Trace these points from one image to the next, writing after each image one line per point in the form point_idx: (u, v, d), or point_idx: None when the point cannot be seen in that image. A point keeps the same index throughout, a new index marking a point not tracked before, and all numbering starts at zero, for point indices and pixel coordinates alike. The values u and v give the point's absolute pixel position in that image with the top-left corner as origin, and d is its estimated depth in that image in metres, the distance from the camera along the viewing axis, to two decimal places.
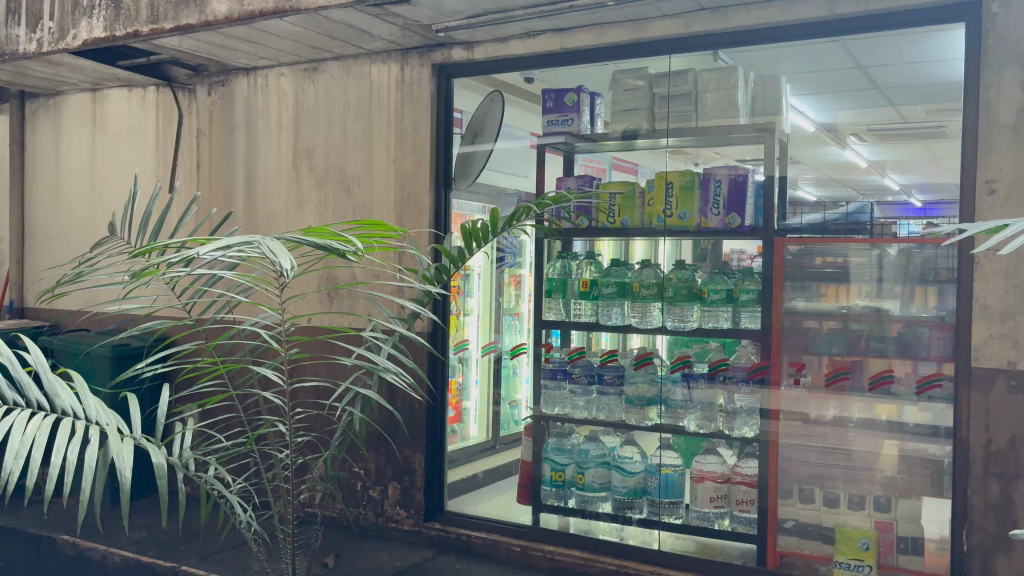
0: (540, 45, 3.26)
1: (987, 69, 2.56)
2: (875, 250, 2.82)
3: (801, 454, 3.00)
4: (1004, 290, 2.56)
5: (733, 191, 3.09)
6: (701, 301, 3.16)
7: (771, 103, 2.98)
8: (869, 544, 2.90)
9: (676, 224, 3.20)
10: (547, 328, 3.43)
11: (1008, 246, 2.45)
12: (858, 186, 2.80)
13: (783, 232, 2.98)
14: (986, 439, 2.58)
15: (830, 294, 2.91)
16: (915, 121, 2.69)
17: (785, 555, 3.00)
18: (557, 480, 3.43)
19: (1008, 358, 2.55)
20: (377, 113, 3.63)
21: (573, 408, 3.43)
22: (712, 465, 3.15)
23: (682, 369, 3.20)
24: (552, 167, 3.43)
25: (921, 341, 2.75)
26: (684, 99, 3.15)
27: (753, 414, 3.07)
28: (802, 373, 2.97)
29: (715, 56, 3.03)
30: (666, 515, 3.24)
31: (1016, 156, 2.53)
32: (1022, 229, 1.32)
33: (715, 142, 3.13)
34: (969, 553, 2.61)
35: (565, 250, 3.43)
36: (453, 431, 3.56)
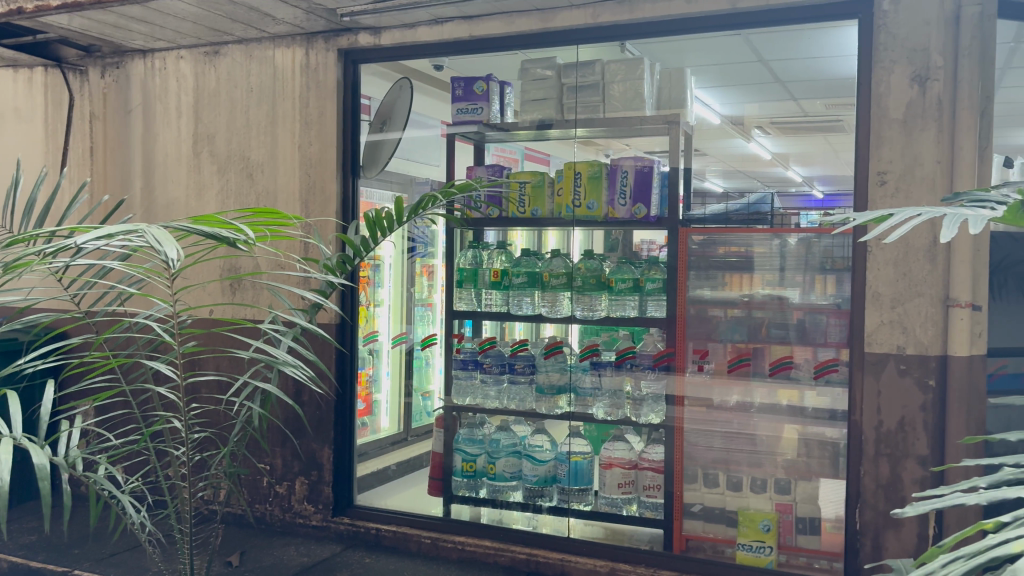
0: (448, 32, 3.24)
1: (879, 65, 2.66)
2: (777, 240, 2.89)
3: (706, 440, 3.07)
4: (894, 278, 2.67)
5: (640, 182, 3.12)
6: (609, 290, 3.20)
7: (676, 96, 3.04)
8: (770, 526, 2.99)
9: (584, 215, 3.23)
10: (460, 318, 3.42)
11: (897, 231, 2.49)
12: (763, 178, 2.86)
13: (687, 223, 3.04)
14: (878, 420, 2.68)
15: (732, 282, 2.98)
16: (816, 115, 2.77)
17: (691, 539, 3.07)
18: (467, 471, 3.43)
19: (897, 343, 2.66)
20: (281, 97, 3.53)
21: (485, 398, 3.42)
22: (620, 452, 3.20)
23: (591, 358, 3.24)
24: (463, 156, 3.40)
25: (819, 328, 2.84)
26: (591, 90, 3.17)
27: (659, 401, 3.12)
28: (705, 359, 3.04)
29: (623, 47, 3.06)
30: (576, 502, 3.26)
31: (905, 148, 2.64)
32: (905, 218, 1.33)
33: (625, 134, 3.15)
34: (861, 531, 2.72)
35: (476, 240, 3.41)
36: (363, 424, 3.50)
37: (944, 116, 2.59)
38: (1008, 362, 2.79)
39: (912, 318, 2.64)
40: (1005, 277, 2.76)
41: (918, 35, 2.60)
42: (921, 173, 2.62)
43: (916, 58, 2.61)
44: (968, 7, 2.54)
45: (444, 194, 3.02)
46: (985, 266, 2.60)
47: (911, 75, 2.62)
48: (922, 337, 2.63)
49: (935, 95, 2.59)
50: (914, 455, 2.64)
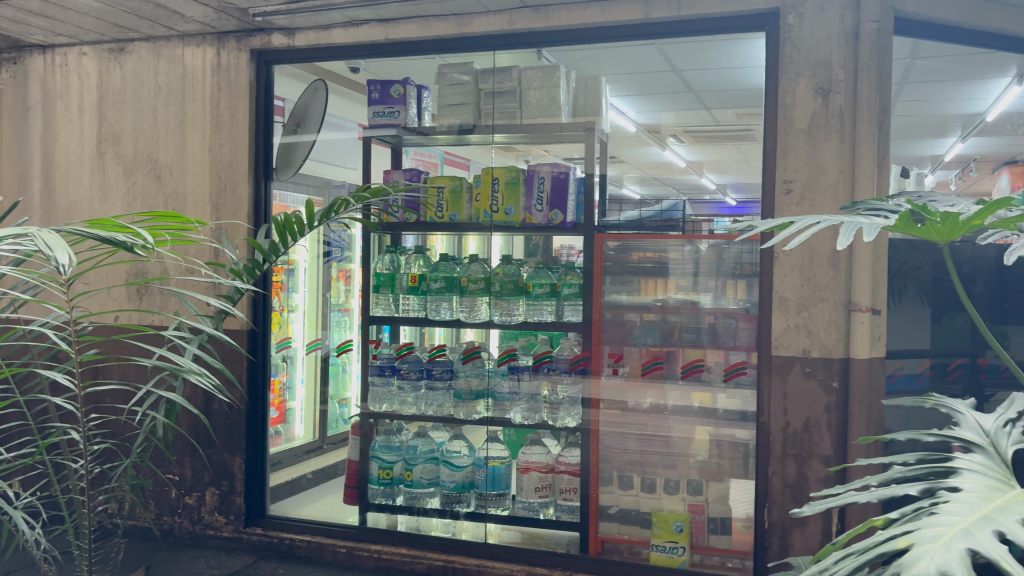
0: (364, 35, 3.22)
1: (784, 77, 2.74)
2: (689, 246, 2.96)
3: (621, 442, 3.11)
4: (799, 283, 2.75)
5: (556, 188, 3.15)
6: (526, 295, 3.21)
7: (591, 103, 3.08)
8: (682, 527, 3.05)
9: (502, 220, 3.23)
10: (377, 324, 3.38)
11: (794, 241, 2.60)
12: (679, 185, 2.91)
13: (602, 229, 3.08)
14: (785, 421, 2.76)
15: (647, 288, 3.03)
16: (727, 124, 2.83)
17: (607, 541, 3.10)
18: (384, 478, 3.40)
19: (802, 346, 2.75)
20: (190, 97, 3.43)
21: (402, 404, 3.40)
22: (537, 456, 3.20)
23: (509, 363, 3.23)
24: (379, 160, 3.38)
25: (730, 331, 2.91)
26: (508, 96, 3.19)
27: (574, 404, 3.14)
28: (620, 363, 3.08)
29: (539, 54, 3.09)
30: (494, 507, 3.25)
31: (810, 157, 2.73)
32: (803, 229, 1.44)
33: (545, 140, 3.17)
34: (769, 529, 2.80)
35: (395, 244, 3.37)
36: (276, 432, 3.43)
37: (845, 128, 2.69)
38: (905, 364, 2.92)
39: (817, 323, 2.73)
40: (903, 284, 2.90)
41: (821, 50, 2.69)
42: (824, 181, 2.71)
43: (819, 71, 2.71)
44: (866, 24, 2.65)
45: (357, 198, 2.98)
46: (883, 272, 2.71)
47: (815, 87, 2.71)
48: (826, 340, 2.72)
49: (836, 107, 2.69)
50: (818, 455, 2.73)
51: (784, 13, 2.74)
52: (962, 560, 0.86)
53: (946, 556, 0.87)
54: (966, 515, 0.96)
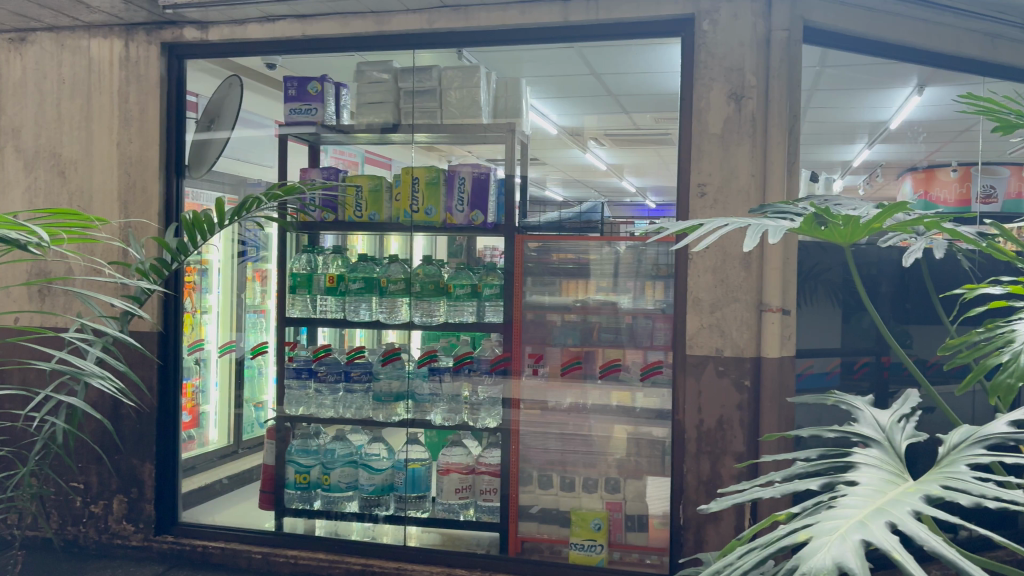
0: (280, 31, 3.16)
1: (699, 82, 2.79)
2: (608, 246, 2.99)
3: (540, 442, 3.13)
4: (712, 284, 2.81)
5: (476, 188, 3.14)
6: (447, 295, 3.20)
7: (511, 104, 3.10)
8: (601, 525, 3.09)
9: (423, 220, 3.21)
10: (294, 325, 3.31)
11: (703, 242, 2.63)
12: (601, 187, 2.97)
13: (523, 230, 3.10)
14: (699, 419, 2.82)
15: (569, 288, 3.05)
16: (645, 128, 2.91)
17: (526, 540, 3.11)
18: (301, 483, 3.34)
19: (715, 345, 2.80)
20: (96, 91, 3.30)
21: (319, 408, 3.34)
22: (458, 457, 3.20)
23: (429, 363, 3.21)
24: (295, 157, 3.35)
25: (646, 331, 2.96)
26: (428, 95, 3.17)
27: (495, 405, 3.15)
28: (540, 363, 3.10)
29: (460, 54, 3.08)
30: (413, 510, 3.22)
31: (723, 162, 2.78)
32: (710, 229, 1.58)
33: (467, 141, 3.17)
34: (684, 526, 2.85)
35: (312, 244, 3.32)
36: (190, 437, 3.38)
37: (757, 133, 2.75)
38: (814, 362, 3.01)
39: (729, 322, 2.79)
40: (814, 285, 2.99)
41: (734, 56, 2.74)
42: (737, 185, 2.76)
43: (732, 77, 2.75)
44: (777, 32, 2.72)
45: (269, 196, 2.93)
46: (792, 274, 2.80)
47: (729, 93, 2.76)
48: (738, 340, 2.78)
49: (749, 112, 2.75)
50: (731, 451, 2.79)
51: (698, 20, 2.77)
52: (855, 550, 0.89)
53: (841, 547, 0.91)
54: (861, 507, 1.00)
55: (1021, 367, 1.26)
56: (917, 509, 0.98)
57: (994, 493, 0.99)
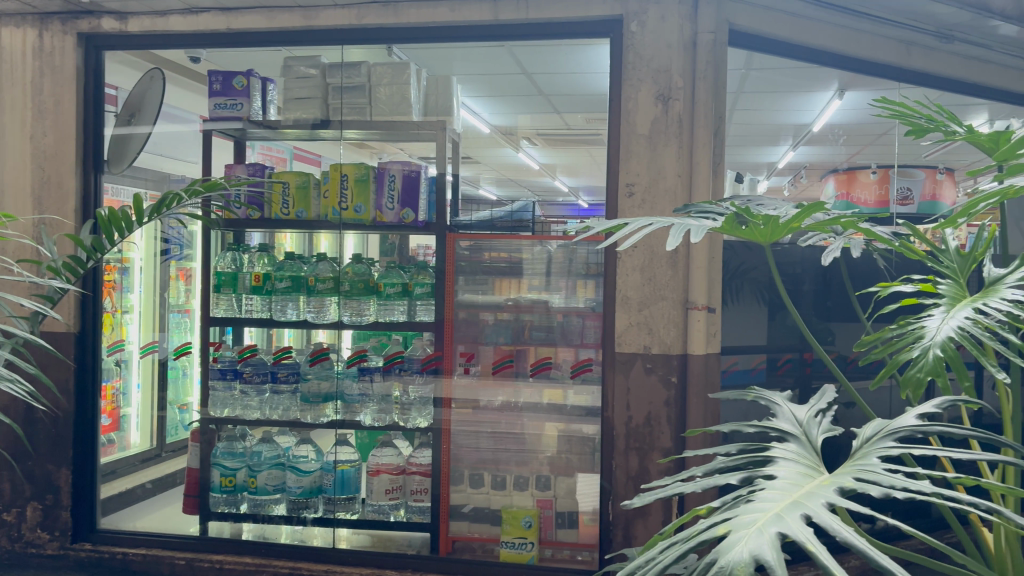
0: (204, 23, 3.09)
1: (628, 82, 2.80)
2: (540, 246, 3.02)
3: (472, 441, 3.13)
4: (640, 283, 2.84)
5: (406, 186, 3.11)
6: (377, 295, 3.16)
7: (442, 103, 3.09)
8: (531, 522, 3.07)
9: (352, 218, 3.16)
10: (219, 325, 3.23)
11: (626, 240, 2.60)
12: (533, 187, 3.04)
13: (454, 228, 3.09)
14: (627, 416, 2.85)
15: (501, 287, 3.06)
16: (578, 128, 2.95)
17: (457, 540, 3.10)
18: (227, 486, 3.26)
19: (643, 343, 2.84)
20: (8, 82, 3.16)
21: (245, 409, 3.27)
22: (388, 458, 3.17)
23: (359, 364, 3.17)
24: (220, 153, 3.28)
25: (576, 330, 3.00)
26: (357, 92, 3.15)
27: (425, 404, 3.13)
28: (471, 362, 3.11)
29: (390, 51, 3.06)
30: (342, 512, 3.19)
31: (650, 163, 2.80)
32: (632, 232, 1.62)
33: (399, 138, 3.16)
34: (614, 522, 2.87)
35: (237, 242, 3.25)
36: (110, 440, 3.26)
37: (683, 134, 2.79)
38: (738, 359, 3.08)
39: (657, 320, 2.82)
40: (740, 284, 3.05)
41: (661, 57, 2.77)
42: (664, 185, 2.79)
43: (659, 78, 2.78)
44: (703, 35, 2.75)
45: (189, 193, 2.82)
46: (717, 273, 2.85)
47: (657, 94, 2.78)
48: (665, 338, 2.82)
49: (675, 113, 2.78)
50: (659, 447, 2.83)
51: (626, 21, 2.79)
52: (772, 544, 0.91)
53: (759, 540, 0.92)
54: (777, 500, 1.02)
55: (928, 362, 1.31)
56: (831, 501, 1.00)
57: (903, 484, 1.02)
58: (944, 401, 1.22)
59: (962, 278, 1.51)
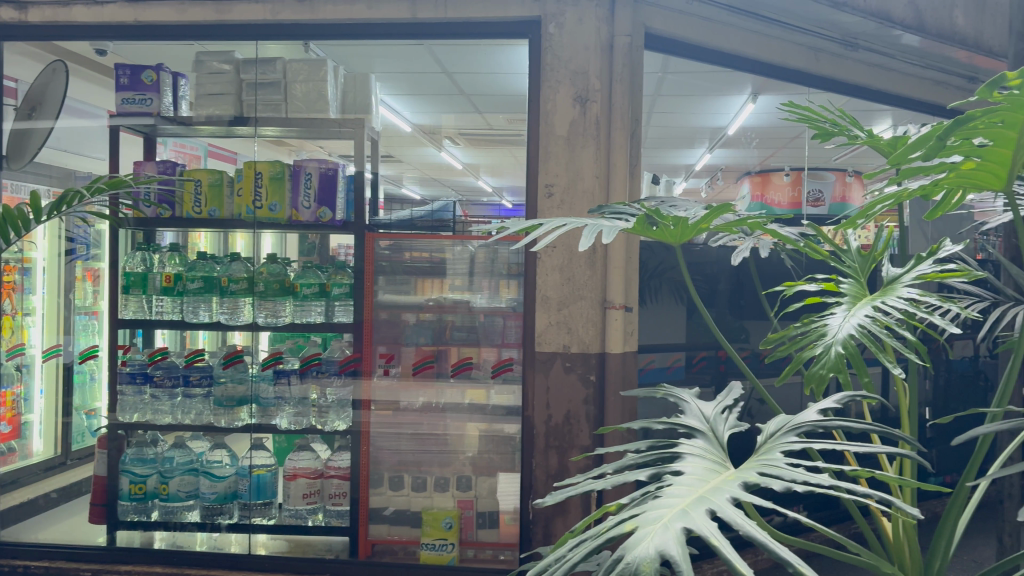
0: (111, 15, 3.00)
1: (545, 84, 2.82)
2: (460, 245, 3.03)
3: (392, 442, 3.11)
4: (559, 282, 2.86)
5: (323, 184, 3.08)
6: (293, 295, 3.10)
7: (360, 100, 3.09)
8: (452, 523, 3.08)
9: (266, 216, 3.09)
10: (129, 328, 3.12)
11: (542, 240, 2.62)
12: (457, 187, 3.04)
13: (373, 228, 3.06)
14: (547, 415, 2.87)
15: (422, 287, 3.05)
16: (500, 128, 2.96)
17: (377, 543, 3.08)
18: (137, 493, 3.14)
19: (563, 342, 2.86)
20: None
21: (156, 414, 3.16)
22: (305, 461, 3.11)
23: (274, 367, 3.11)
24: (128, 149, 3.17)
25: (496, 330, 3.01)
26: (272, 88, 3.08)
27: (344, 407, 3.10)
28: (391, 363, 3.09)
29: (306, 47, 3.01)
30: (258, 517, 3.12)
31: (569, 162, 2.82)
32: (549, 230, 1.63)
33: (318, 136, 3.10)
34: (534, 521, 2.88)
35: (148, 242, 3.15)
36: (11, 448, 3.22)
37: (601, 136, 2.81)
38: (655, 357, 3.15)
39: (576, 319, 2.85)
40: (659, 283, 3.10)
41: (579, 59, 2.79)
42: (582, 186, 2.82)
43: (577, 81, 2.80)
44: (619, 37, 2.78)
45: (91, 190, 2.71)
46: (633, 273, 2.90)
47: (575, 95, 2.81)
48: (584, 336, 2.85)
49: (593, 115, 2.80)
50: (577, 445, 2.85)
51: (544, 22, 2.80)
52: (677, 539, 0.93)
53: (664, 535, 0.94)
54: (684, 496, 1.04)
55: (830, 359, 1.35)
56: (735, 496, 1.03)
57: (803, 478, 1.05)
58: (842, 397, 1.27)
59: (863, 277, 1.56)
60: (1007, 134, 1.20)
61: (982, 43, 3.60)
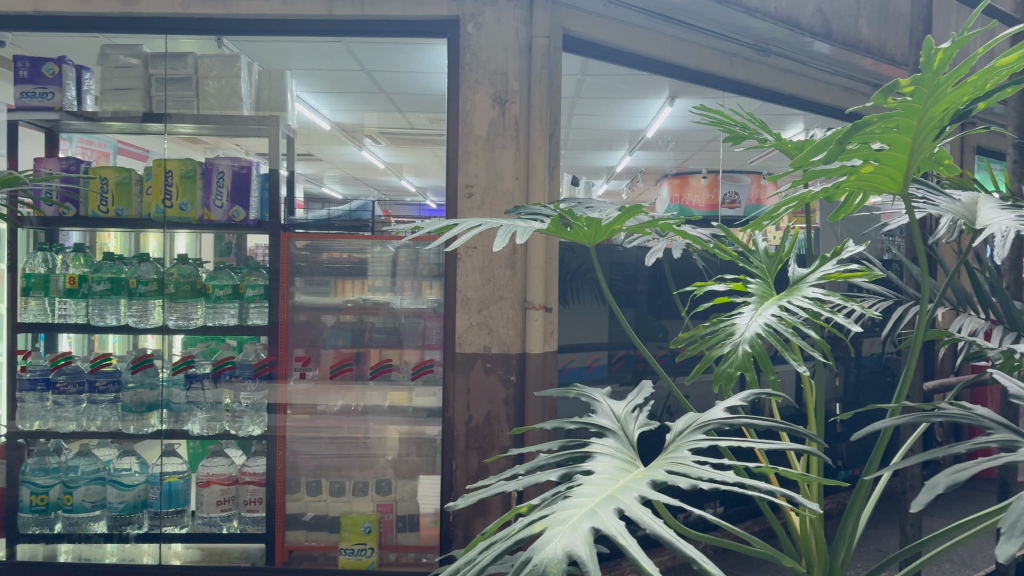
0: (9, 5, 2.84)
1: (465, 83, 2.80)
2: (378, 246, 3.02)
3: (311, 447, 3.06)
4: (479, 283, 2.84)
5: (236, 184, 2.99)
6: (205, 297, 3.01)
7: (275, 97, 3.04)
8: (371, 528, 3.04)
9: (176, 216, 2.99)
10: (30, 332, 2.97)
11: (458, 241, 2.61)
12: (378, 186, 3.02)
13: (290, 228, 3.01)
14: (467, 416, 2.85)
15: (342, 288, 3.02)
16: (420, 128, 2.95)
17: (294, 549, 3.03)
18: (38, 505, 2.99)
19: (484, 343, 2.84)
20: None
21: (59, 421, 3.02)
22: (219, 467, 3.04)
23: (185, 371, 3.02)
24: (28, 145, 3.05)
25: (418, 331, 3.01)
26: (183, 84, 2.99)
27: (259, 411, 3.03)
28: (307, 366, 3.03)
29: (219, 42, 2.92)
30: (169, 526, 3.00)
31: (489, 163, 2.81)
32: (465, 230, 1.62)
33: (232, 134, 3.03)
34: (454, 523, 2.85)
35: (50, 242, 3.03)
36: None
37: (520, 136, 2.82)
38: (575, 356, 3.16)
39: (496, 320, 2.84)
40: (581, 284, 3.13)
41: (498, 60, 2.78)
42: (502, 187, 2.80)
43: (496, 81, 2.79)
44: (538, 39, 2.80)
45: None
46: (553, 273, 2.92)
47: (494, 96, 2.79)
48: (505, 337, 2.84)
49: (513, 115, 2.79)
50: (498, 445, 2.84)
51: (463, 22, 2.77)
52: (585, 539, 0.93)
53: (573, 536, 0.94)
54: (593, 495, 1.04)
55: (738, 358, 1.37)
56: (643, 495, 1.03)
57: (709, 475, 1.06)
58: (748, 394, 1.29)
59: (770, 278, 1.60)
60: (903, 139, 1.25)
61: (885, 52, 3.76)
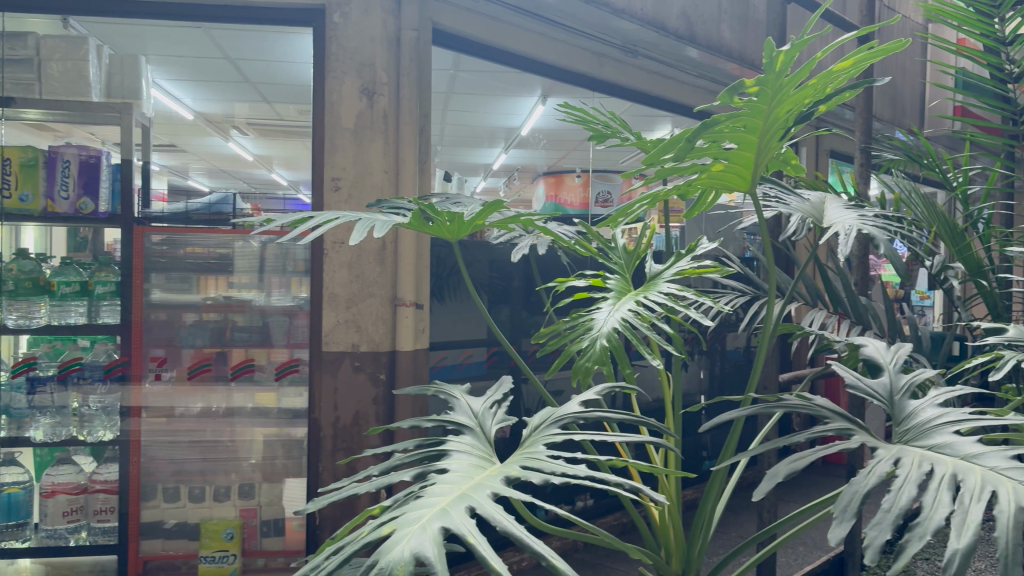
0: None
1: (331, 74, 2.70)
2: (239, 240, 2.94)
3: (169, 452, 2.92)
4: (348, 280, 2.76)
5: (83, 173, 2.82)
6: (49, 294, 2.83)
7: (128, 83, 2.87)
8: (233, 534, 2.94)
9: (14, 207, 2.79)
10: None
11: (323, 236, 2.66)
12: (247, 178, 2.93)
13: (144, 221, 2.84)
14: (335, 417, 2.75)
15: (203, 285, 2.93)
16: (289, 118, 2.85)
17: (149, 560, 2.87)
18: None
19: (352, 341, 2.76)
20: None
21: None
22: (66, 476, 2.87)
23: (26, 373, 2.82)
24: None
25: (284, 329, 2.93)
26: (22, 66, 2.76)
27: (111, 415, 2.85)
28: (163, 368, 2.87)
29: (65, 23, 2.71)
30: (9, 541, 2.80)
31: (356, 157, 2.73)
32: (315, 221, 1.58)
33: (87, 121, 2.86)
34: (321, 525, 2.76)
35: None
36: None
37: (389, 131, 2.77)
38: (447, 354, 3.12)
39: (365, 318, 2.77)
40: (455, 282, 3.11)
41: (365, 50, 2.70)
42: (370, 181, 2.75)
43: (364, 73, 2.72)
44: (406, 31, 2.74)
45: None
46: (423, 269, 2.89)
47: (361, 87, 2.72)
48: (373, 335, 2.79)
49: (380, 108, 2.75)
50: (366, 446, 2.77)
51: (329, 11, 2.68)
52: (433, 540, 0.91)
53: (421, 537, 0.91)
54: (445, 495, 1.02)
55: (595, 351, 1.38)
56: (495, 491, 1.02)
57: (562, 469, 1.06)
58: (602, 388, 1.30)
59: (627, 273, 1.63)
60: (750, 138, 1.28)
61: (745, 57, 3.91)
